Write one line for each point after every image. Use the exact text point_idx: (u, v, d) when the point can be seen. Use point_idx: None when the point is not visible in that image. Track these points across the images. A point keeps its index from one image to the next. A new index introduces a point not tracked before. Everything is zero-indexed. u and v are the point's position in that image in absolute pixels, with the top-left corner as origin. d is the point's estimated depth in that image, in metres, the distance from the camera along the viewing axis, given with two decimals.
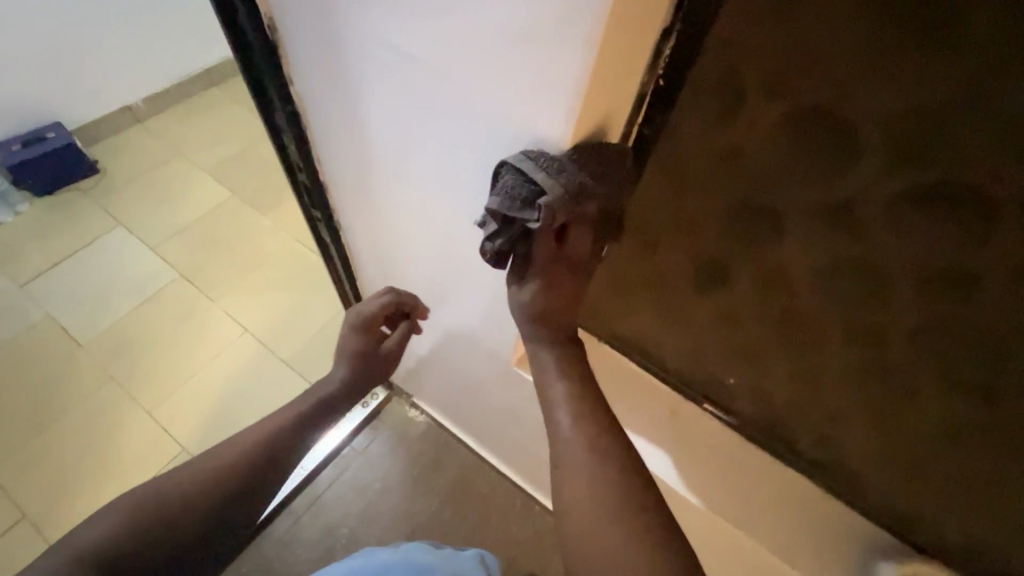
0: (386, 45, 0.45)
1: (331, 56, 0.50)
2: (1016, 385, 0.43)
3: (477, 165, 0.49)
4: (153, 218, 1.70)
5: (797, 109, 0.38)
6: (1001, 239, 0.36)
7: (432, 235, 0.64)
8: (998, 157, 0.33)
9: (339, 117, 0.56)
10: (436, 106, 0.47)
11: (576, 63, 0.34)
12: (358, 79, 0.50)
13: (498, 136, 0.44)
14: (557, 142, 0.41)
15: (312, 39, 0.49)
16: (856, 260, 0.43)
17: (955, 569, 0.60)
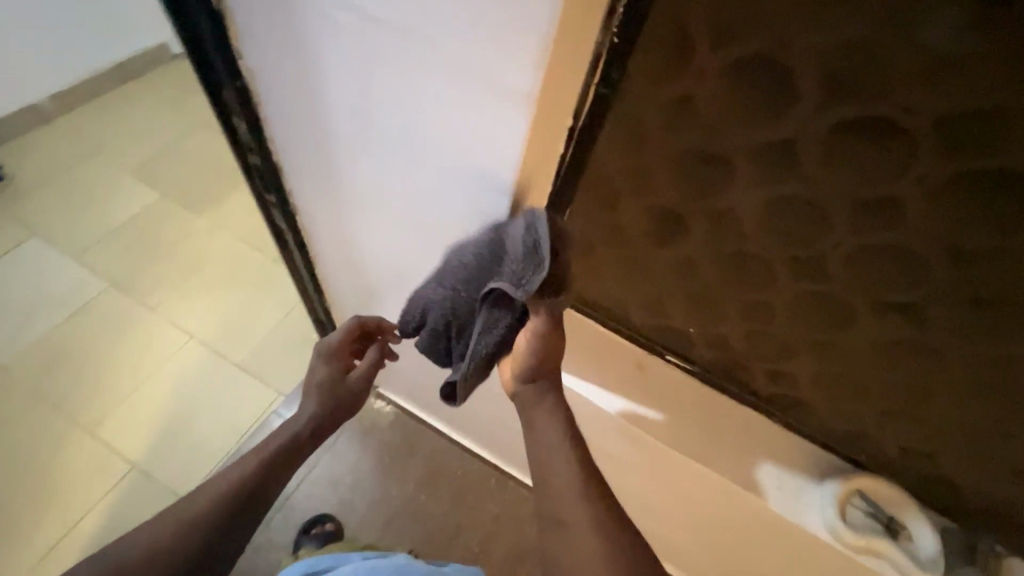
0: (347, 10, 0.44)
1: (283, 23, 0.48)
2: (932, 299, 0.49)
3: (445, 128, 0.49)
4: (73, 225, 1.58)
5: (742, 58, 0.41)
6: (918, 167, 0.41)
7: (397, 210, 0.64)
8: (915, 91, 0.37)
9: (293, 91, 0.55)
10: (399, 65, 0.46)
11: (545, 15, 0.36)
12: (314, 48, 0.49)
13: (468, 95, 0.45)
14: (522, 95, 0.42)
15: (262, 7, 0.48)
16: (797, 198, 0.48)
17: (890, 479, 0.68)
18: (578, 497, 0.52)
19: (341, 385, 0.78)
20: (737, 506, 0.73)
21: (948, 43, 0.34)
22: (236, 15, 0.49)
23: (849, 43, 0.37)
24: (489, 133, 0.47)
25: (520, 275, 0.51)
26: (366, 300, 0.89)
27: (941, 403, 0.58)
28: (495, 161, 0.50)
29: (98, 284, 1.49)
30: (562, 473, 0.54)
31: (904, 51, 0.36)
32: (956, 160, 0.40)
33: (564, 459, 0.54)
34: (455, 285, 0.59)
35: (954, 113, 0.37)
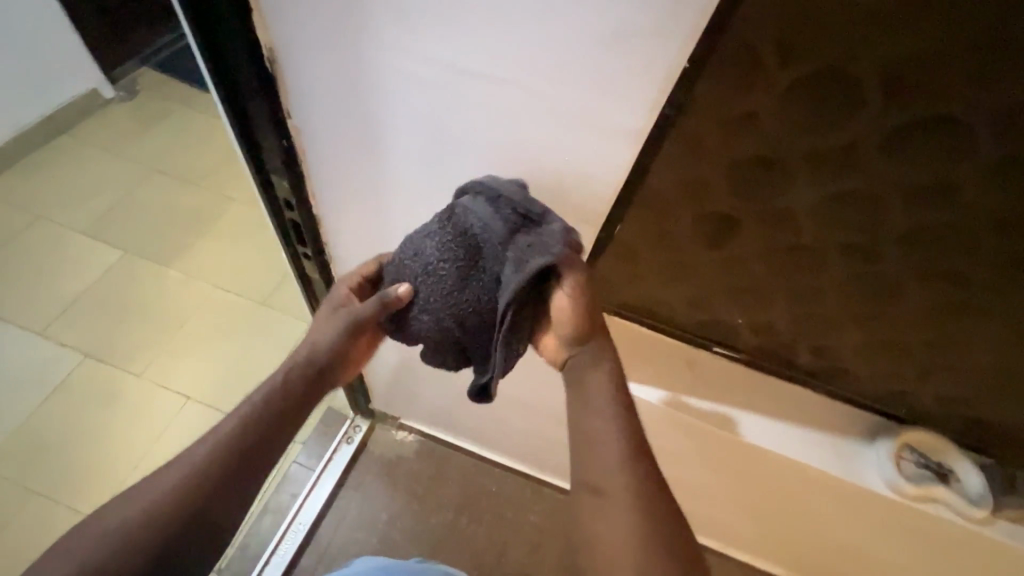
0: (426, 62, 0.47)
1: (350, 74, 0.50)
2: (979, 264, 0.55)
3: (514, 163, 0.52)
4: (30, 299, 1.44)
5: (812, 72, 0.44)
6: (974, 153, 0.46)
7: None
8: (974, 88, 0.42)
9: (352, 140, 0.55)
10: (481, 109, 0.49)
11: (672, 56, 0.41)
12: (378, 97, 0.51)
13: (552, 133, 0.49)
14: (629, 127, 0.46)
15: (326, 64, 0.49)
16: (855, 192, 0.52)
17: (931, 429, 0.74)
18: (626, 477, 0.46)
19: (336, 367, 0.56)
20: (798, 479, 0.77)
21: (1011, 45, 0.39)
22: (289, 75, 0.51)
23: (917, 53, 0.41)
24: (581, 164, 0.51)
25: (541, 245, 0.49)
26: None
27: (978, 353, 0.64)
28: (576, 186, 0.53)
29: (71, 358, 1.38)
30: (608, 450, 0.48)
31: (966, 58, 0.40)
32: (1013, 143, 0.45)
33: (611, 434, 0.49)
34: (451, 305, 0.52)
35: (1009, 105, 0.42)
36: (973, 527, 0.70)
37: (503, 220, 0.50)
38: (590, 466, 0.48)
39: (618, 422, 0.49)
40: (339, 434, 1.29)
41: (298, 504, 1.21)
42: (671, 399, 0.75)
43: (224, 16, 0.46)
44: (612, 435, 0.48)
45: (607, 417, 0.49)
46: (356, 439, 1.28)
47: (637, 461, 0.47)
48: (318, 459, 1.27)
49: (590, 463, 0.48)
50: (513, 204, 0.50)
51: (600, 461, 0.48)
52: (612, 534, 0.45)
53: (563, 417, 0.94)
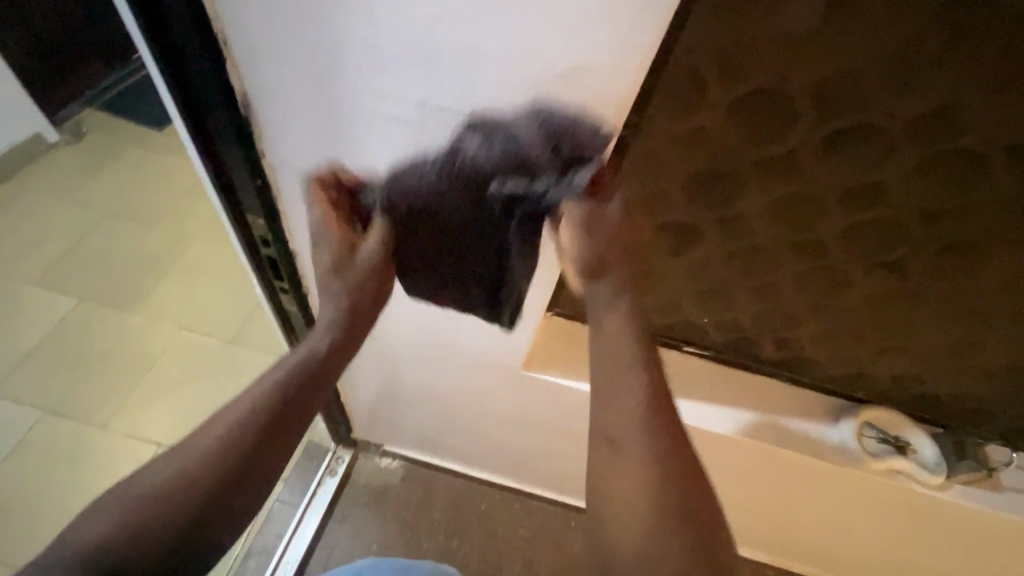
0: (394, 100, 0.48)
1: (321, 114, 0.51)
2: (911, 252, 0.61)
3: None
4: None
5: (749, 90, 0.49)
6: (899, 155, 0.52)
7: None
8: (887, 98, 0.48)
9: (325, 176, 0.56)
10: None
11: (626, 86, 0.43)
12: (348, 136, 0.52)
13: None
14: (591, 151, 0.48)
15: (298, 106, 0.50)
16: (799, 195, 0.57)
17: (886, 406, 0.80)
18: (639, 426, 0.47)
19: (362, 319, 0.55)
20: (774, 465, 0.81)
21: (917, 60, 0.45)
22: (264, 118, 0.52)
23: (837, 69, 0.47)
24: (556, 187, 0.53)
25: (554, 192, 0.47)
26: (382, 356, 0.89)
27: (921, 332, 0.70)
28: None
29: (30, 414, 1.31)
30: (626, 398, 0.48)
31: (883, 74, 0.46)
32: (931, 144, 0.51)
33: (629, 382, 0.48)
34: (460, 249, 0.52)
35: (922, 112, 0.49)
36: (933, 492, 0.76)
37: (512, 165, 0.45)
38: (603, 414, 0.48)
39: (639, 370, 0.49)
40: (321, 467, 1.26)
41: (284, 543, 1.18)
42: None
43: (197, 65, 0.47)
44: (631, 385, 0.48)
45: (627, 363, 0.49)
46: (339, 471, 1.26)
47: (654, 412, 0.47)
48: (301, 495, 1.24)
49: (607, 407, 0.48)
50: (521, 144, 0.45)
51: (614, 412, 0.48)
52: (619, 479, 0.46)
53: (548, 427, 0.96)
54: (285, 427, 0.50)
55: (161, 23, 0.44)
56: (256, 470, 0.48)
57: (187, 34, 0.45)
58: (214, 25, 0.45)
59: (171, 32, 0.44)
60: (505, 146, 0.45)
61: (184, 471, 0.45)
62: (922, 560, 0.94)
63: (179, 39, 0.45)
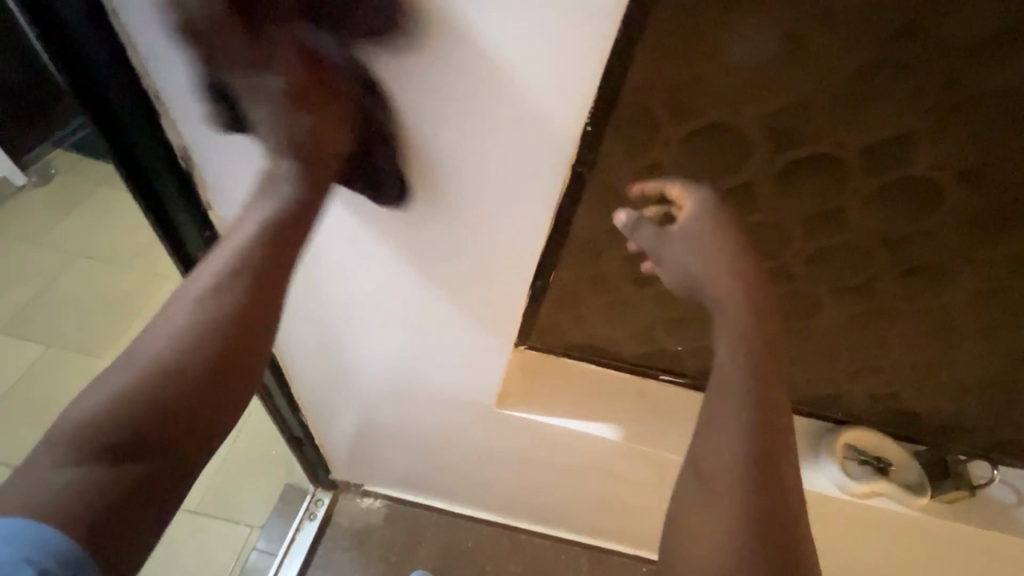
0: None
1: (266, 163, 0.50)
2: (877, 274, 0.61)
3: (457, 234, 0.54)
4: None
5: (699, 126, 0.50)
6: (854, 182, 0.52)
7: (356, 300, 0.66)
8: (838, 129, 0.48)
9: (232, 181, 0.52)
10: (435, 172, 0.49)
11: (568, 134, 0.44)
12: None
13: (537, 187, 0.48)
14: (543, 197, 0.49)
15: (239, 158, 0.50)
16: (761, 223, 0.58)
17: (866, 424, 0.80)
18: (744, 479, 0.43)
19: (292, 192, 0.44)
20: None
21: (858, 91, 0.46)
22: (205, 166, 0.51)
23: (787, 102, 0.47)
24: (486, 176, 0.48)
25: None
26: (355, 396, 0.86)
27: (895, 352, 0.70)
28: (512, 238, 0.53)
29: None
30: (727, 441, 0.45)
31: (828, 105, 0.47)
32: (882, 171, 0.51)
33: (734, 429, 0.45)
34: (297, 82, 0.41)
35: (872, 141, 0.49)
36: (918, 513, 0.75)
37: None
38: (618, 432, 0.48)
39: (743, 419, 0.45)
40: (300, 511, 1.21)
41: None
42: (630, 432, 0.78)
43: (132, 119, 0.47)
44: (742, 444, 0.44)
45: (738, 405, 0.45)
46: (319, 514, 1.21)
47: (754, 470, 0.44)
48: (279, 542, 1.19)
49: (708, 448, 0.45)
50: None
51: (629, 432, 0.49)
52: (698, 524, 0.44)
53: (532, 462, 0.93)
54: (258, 321, 0.42)
55: (87, 78, 0.43)
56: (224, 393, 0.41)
57: (118, 86, 0.44)
58: (144, 78, 0.44)
59: (99, 86, 0.44)
60: None
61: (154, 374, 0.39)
62: None
63: (113, 91, 0.45)
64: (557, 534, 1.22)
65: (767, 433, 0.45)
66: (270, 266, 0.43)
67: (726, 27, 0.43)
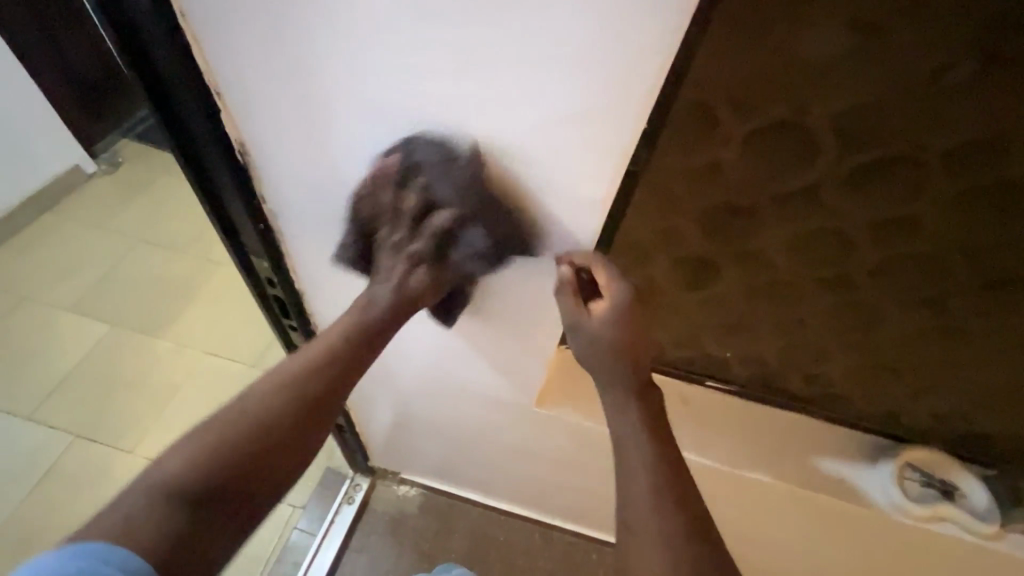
0: (395, 145, 0.48)
1: (323, 161, 0.51)
2: (951, 282, 0.58)
3: None
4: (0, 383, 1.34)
5: (761, 125, 0.47)
6: (931, 186, 0.49)
7: None
8: (919, 127, 0.45)
9: (295, 162, 0.52)
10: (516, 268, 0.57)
11: (627, 130, 0.42)
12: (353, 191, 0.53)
13: (593, 185, 0.46)
14: (596, 197, 0.47)
15: (295, 153, 0.51)
16: (823, 228, 0.55)
17: (928, 443, 0.75)
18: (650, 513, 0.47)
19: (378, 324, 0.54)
20: (822, 511, 0.74)
21: (941, 93, 0.43)
22: (261, 162, 0.53)
23: (862, 99, 0.44)
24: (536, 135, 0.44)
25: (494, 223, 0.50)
26: (396, 389, 0.87)
27: (964, 368, 0.66)
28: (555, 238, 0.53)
29: (47, 437, 1.27)
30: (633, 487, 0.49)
31: (907, 103, 0.44)
32: (966, 178, 0.48)
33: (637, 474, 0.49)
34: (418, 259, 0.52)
35: (956, 144, 0.46)
36: (987, 544, 0.70)
37: (450, 177, 0.47)
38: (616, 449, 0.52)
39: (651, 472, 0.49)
40: (339, 495, 1.25)
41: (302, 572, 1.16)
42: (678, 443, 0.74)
43: (193, 111, 0.48)
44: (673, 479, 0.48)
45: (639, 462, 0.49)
46: (357, 498, 1.24)
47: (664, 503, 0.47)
48: (319, 523, 1.22)
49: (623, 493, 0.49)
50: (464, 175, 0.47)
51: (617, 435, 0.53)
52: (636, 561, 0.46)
53: (571, 462, 0.92)
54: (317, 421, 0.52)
55: (155, 73, 0.46)
56: (274, 468, 0.49)
57: (182, 81, 0.46)
58: (206, 74, 0.46)
59: (166, 80, 0.47)
60: (439, 166, 0.47)
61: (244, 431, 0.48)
62: None
63: (177, 84, 0.46)
64: (588, 533, 1.21)
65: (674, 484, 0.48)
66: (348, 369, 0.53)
67: (799, 21, 0.40)
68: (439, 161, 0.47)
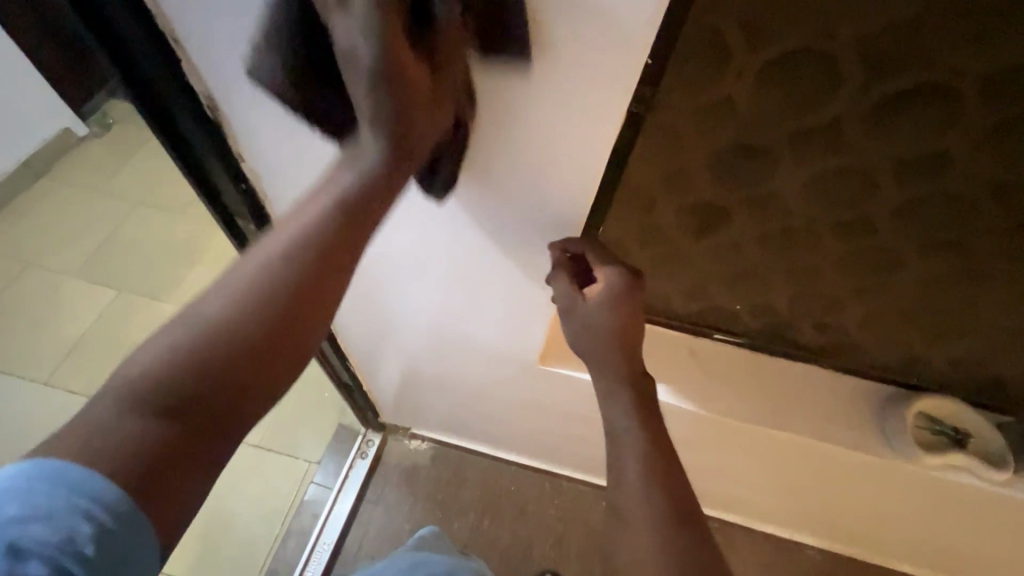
0: None
1: (298, 117, 0.48)
2: (980, 226, 0.54)
3: (496, 195, 0.52)
4: (15, 349, 1.36)
5: (778, 55, 0.43)
6: (964, 120, 0.45)
7: (393, 261, 0.65)
8: (960, 53, 0.40)
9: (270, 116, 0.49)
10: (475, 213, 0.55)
11: (628, 66, 0.39)
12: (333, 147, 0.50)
13: (589, 131, 0.44)
14: (593, 142, 0.44)
15: (269, 106, 0.48)
16: (841, 169, 0.51)
17: (942, 391, 0.73)
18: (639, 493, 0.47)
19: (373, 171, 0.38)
20: (829, 459, 0.74)
21: (987, 10, 0.38)
22: (234, 120, 0.49)
23: (897, 21, 0.39)
24: (525, 75, 0.40)
25: None
26: (398, 348, 0.86)
27: (986, 315, 0.63)
28: (545, 191, 0.50)
29: (67, 400, 1.30)
30: (623, 468, 0.48)
31: (948, 24, 0.39)
32: (1007, 108, 0.44)
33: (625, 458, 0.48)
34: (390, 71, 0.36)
35: (1002, 67, 0.41)
36: (999, 489, 0.69)
37: None
38: (608, 421, 0.52)
39: (643, 457, 0.48)
40: (352, 450, 1.27)
41: (321, 523, 1.20)
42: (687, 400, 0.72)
43: (155, 62, 0.45)
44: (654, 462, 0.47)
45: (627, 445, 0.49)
46: (370, 453, 1.26)
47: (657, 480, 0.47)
48: (335, 477, 1.25)
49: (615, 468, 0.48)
50: None
51: (612, 406, 0.52)
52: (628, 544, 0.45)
53: (577, 415, 0.92)
54: (305, 324, 0.36)
55: (99, 15, 0.40)
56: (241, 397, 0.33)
57: (135, 26, 0.42)
58: (162, 19, 0.42)
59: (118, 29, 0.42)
60: None
61: (207, 343, 0.33)
62: (975, 549, 0.87)
63: (133, 32, 0.42)
64: (598, 481, 1.23)
65: (664, 464, 0.48)
66: (332, 266, 0.36)
67: None
68: None
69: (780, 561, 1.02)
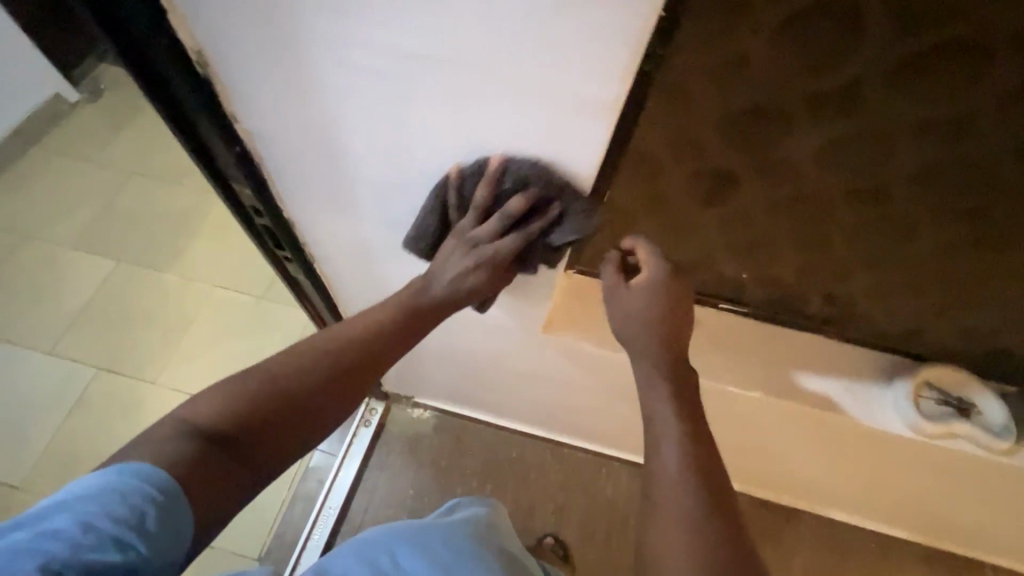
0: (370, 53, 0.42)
1: (288, 68, 0.45)
2: (999, 194, 0.52)
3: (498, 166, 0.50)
4: (19, 320, 1.36)
5: (799, 9, 0.40)
6: (991, 81, 0.43)
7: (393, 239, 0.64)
8: (992, 7, 0.38)
9: (262, 76, 0.46)
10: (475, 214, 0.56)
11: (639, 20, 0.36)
12: (328, 108, 0.48)
13: (596, 93, 0.41)
14: (599, 106, 0.42)
15: (260, 65, 0.45)
16: (858, 133, 0.50)
17: (947, 362, 0.73)
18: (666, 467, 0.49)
19: (440, 298, 0.56)
20: (828, 428, 0.74)
21: None
22: (225, 78, 0.47)
23: None
24: (527, 30, 0.38)
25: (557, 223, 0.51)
26: None
27: (994, 285, 0.63)
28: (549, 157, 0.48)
29: (72, 369, 1.31)
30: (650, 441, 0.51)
31: None
32: None
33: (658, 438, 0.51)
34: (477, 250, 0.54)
35: None
36: (998, 458, 0.69)
37: (508, 185, 0.50)
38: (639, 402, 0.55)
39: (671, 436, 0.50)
40: (356, 419, 1.28)
41: (326, 489, 1.22)
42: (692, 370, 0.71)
43: (136, 15, 0.42)
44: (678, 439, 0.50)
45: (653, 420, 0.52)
46: (373, 421, 1.27)
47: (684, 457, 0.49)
48: (339, 445, 1.27)
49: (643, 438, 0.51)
50: (521, 182, 0.49)
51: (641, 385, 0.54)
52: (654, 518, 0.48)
53: (579, 385, 0.92)
54: (358, 384, 0.53)
55: None
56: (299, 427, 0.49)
57: None
58: None
59: None
60: (503, 179, 0.49)
61: (285, 389, 0.49)
62: (969, 514, 0.89)
63: None
64: (598, 449, 1.25)
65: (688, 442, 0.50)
66: (376, 357, 0.54)
67: None
68: (501, 174, 0.49)
69: (776, 524, 1.04)
